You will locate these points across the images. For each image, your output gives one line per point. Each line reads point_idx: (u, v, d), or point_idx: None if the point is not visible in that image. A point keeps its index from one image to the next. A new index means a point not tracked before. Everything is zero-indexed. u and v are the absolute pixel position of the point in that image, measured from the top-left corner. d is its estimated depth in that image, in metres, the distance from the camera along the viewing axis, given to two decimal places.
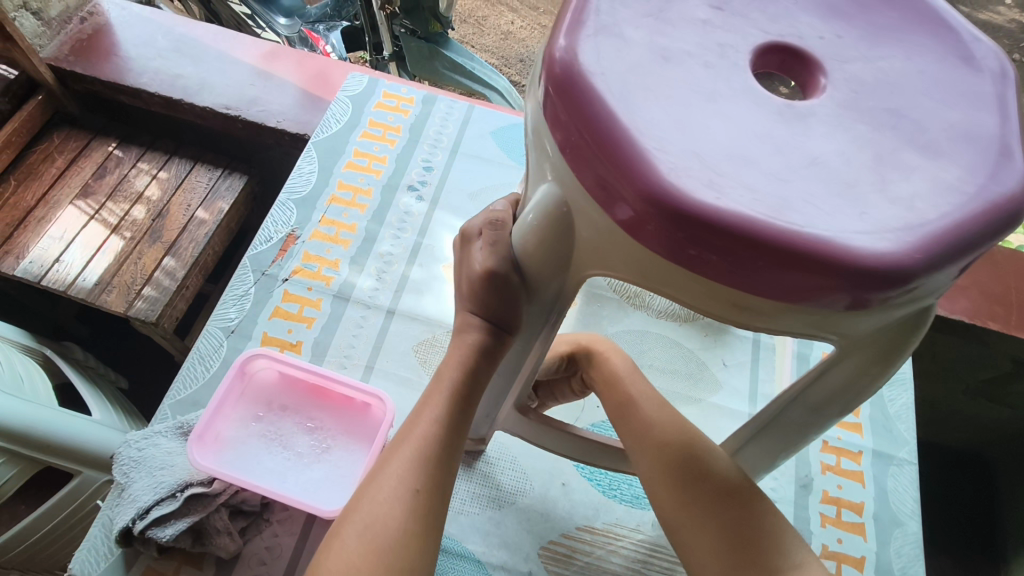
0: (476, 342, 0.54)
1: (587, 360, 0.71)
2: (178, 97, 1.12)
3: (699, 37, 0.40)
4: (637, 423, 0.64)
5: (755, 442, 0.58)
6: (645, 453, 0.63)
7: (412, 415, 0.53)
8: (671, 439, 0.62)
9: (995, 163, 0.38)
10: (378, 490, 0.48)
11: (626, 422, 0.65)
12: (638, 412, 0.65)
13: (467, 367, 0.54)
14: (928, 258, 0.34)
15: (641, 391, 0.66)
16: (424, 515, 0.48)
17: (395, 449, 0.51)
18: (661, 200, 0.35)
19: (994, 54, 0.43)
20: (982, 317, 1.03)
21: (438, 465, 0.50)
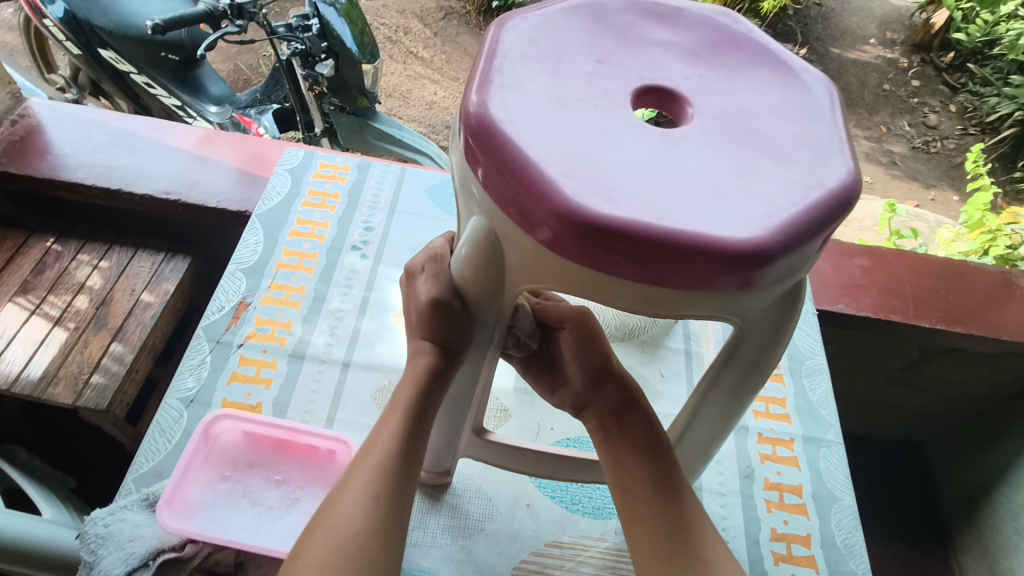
0: (429, 366, 0.59)
1: (621, 407, 0.65)
2: (116, 188, 1.14)
3: (589, 86, 0.49)
4: (640, 494, 0.60)
5: (693, 427, 0.65)
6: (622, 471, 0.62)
7: (372, 433, 0.58)
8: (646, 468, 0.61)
9: (830, 162, 0.47)
10: (343, 496, 0.53)
11: (624, 488, 0.61)
12: (645, 483, 0.60)
13: (420, 388, 0.59)
14: (787, 239, 0.43)
15: (659, 465, 0.61)
16: (388, 516, 0.52)
17: (358, 463, 0.56)
18: (570, 215, 0.42)
19: (822, 81, 0.54)
20: (885, 311, 1.09)
21: (399, 472, 0.55)
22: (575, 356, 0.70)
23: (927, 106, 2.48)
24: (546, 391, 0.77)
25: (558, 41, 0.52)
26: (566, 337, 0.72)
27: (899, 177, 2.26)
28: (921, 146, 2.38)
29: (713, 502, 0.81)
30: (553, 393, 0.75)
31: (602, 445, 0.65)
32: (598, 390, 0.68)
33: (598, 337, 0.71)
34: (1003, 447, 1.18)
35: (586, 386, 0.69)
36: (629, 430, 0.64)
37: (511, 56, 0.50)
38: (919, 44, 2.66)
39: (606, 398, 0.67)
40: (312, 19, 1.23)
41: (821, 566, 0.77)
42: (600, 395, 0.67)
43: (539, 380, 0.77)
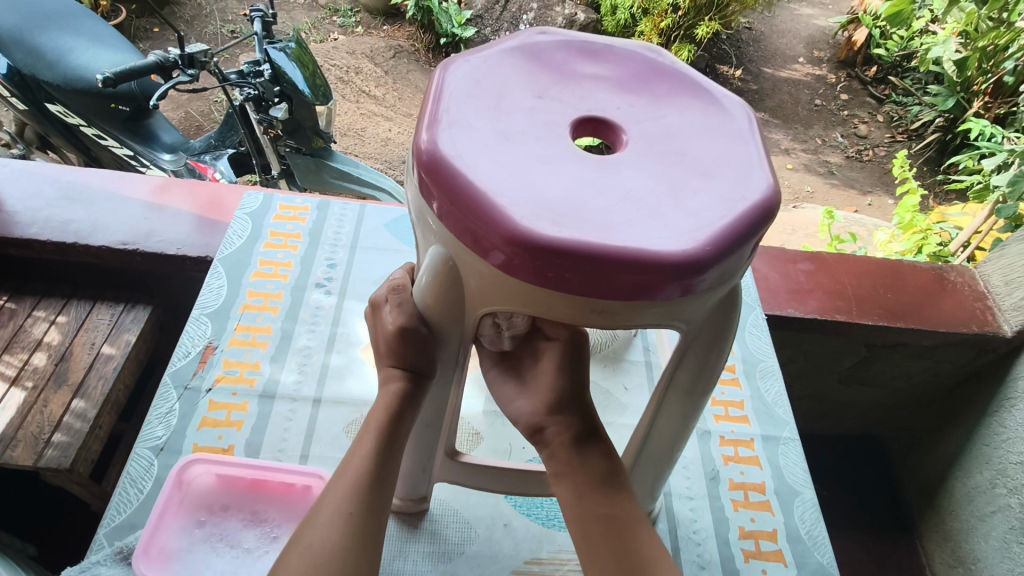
0: (399, 391, 0.61)
1: (580, 438, 0.67)
2: (71, 241, 1.09)
3: (530, 119, 0.53)
4: (594, 520, 0.61)
5: (653, 432, 0.68)
6: (579, 503, 0.63)
7: (346, 457, 0.60)
8: (602, 500, 0.62)
9: (752, 176, 0.52)
10: (318, 517, 0.54)
11: (578, 516, 0.62)
12: (599, 511, 0.62)
13: (390, 412, 0.61)
14: (718, 247, 0.47)
15: (615, 497, 0.63)
16: (362, 535, 0.54)
17: (333, 484, 0.57)
18: (519, 239, 0.46)
19: (741, 105, 0.59)
20: (830, 312, 1.15)
21: (373, 493, 0.57)
22: (551, 374, 0.71)
23: (857, 117, 2.65)
24: (501, 398, 0.74)
25: (499, 80, 0.56)
26: (550, 353, 0.72)
27: (838, 185, 2.39)
28: (855, 155, 2.52)
29: (682, 506, 0.85)
30: (509, 400, 0.73)
31: (560, 475, 0.66)
32: (561, 413, 0.69)
33: (580, 363, 0.72)
34: (955, 434, 1.24)
35: (551, 404, 0.69)
36: (589, 460, 0.65)
37: (457, 96, 0.54)
38: (843, 60, 2.88)
39: (567, 425, 0.68)
40: (264, 65, 1.26)
41: (788, 558, 0.80)
42: (564, 417, 0.68)
43: (501, 383, 0.75)
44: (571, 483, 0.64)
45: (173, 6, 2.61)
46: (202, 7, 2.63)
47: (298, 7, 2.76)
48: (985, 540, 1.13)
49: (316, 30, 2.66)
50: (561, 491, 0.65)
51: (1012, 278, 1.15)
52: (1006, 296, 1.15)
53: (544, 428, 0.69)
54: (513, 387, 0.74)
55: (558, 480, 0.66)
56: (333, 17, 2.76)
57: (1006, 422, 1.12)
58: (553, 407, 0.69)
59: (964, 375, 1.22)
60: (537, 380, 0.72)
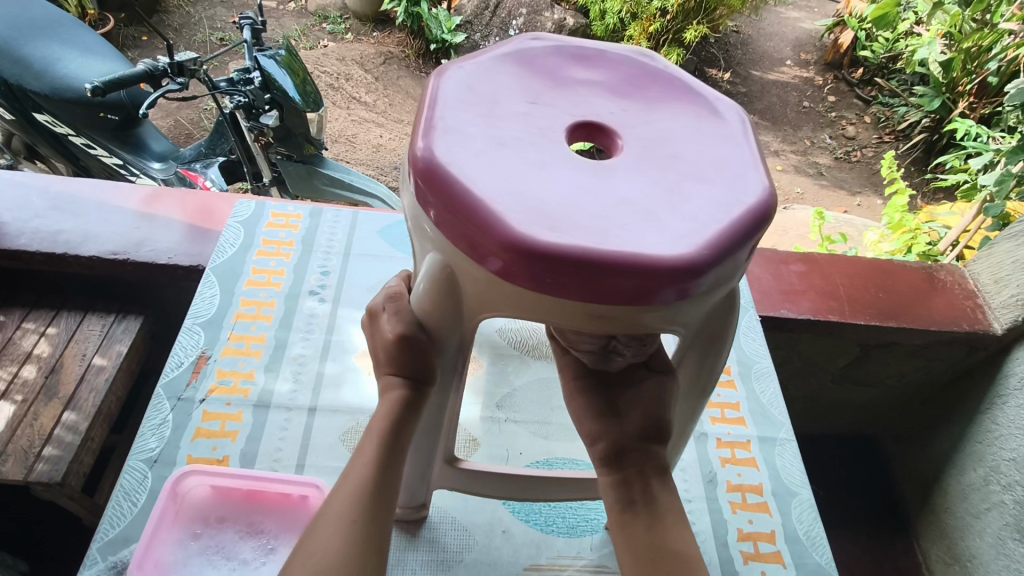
0: (401, 398, 0.60)
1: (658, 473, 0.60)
2: (60, 252, 1.08)
3: (524, 125, 0.53)
4: (667, 560, 0.54)
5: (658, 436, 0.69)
6: (640, 539, 0.56)
7: (349, 465, 0.59)
8: (667, 539, 0.56)
9: (746, 179, 0.52)
10: (321, 526, 0.54)
11: (650, 555, 0.55)
12: (664, 549, 0.55)
13: (393, 418, 0.60)
14: (715, 251, 0.47)
15: (684, 538, 0.56)
16: (367, 543, 0.54)
17: (336, 492, 0.57)
18: (516, 244, 0.45)
19: (733, 108, 0.59)
20: (824, 312, 1.15)
21: (377, 500, 0.56)
22: (650, 408, 0.60)
23: (844, 119, 2.68)
24: (582, 411, 0.63)
25: (493, 86, 0.56)
26: (653, 383, 0.60)
27: (827, 186, 2.40)
28: (843, 156, 2.54)
29: None
30: (588, 420, 0.62)
31: (626, 508, 0.58)
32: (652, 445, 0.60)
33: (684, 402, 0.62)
34: (948, 431, 1.25)
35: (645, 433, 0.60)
36: (664, 501, 0.58)
37: (451, 103, 0.54)
38: (830, 63, 2.90)
39: (651, 458, 0.60)
40: (254, 72, 1.27)
41: (787, 559, 0.80)
42: (650, 449, 0.60)
43: (584, 396, 0.64)
44: (632, 516, 0.57)
45: (161, 14, 2.60)
46: (191, 15, 2.62)
47: (287, 15, 2.76)
48: (980, 537, 1.13)
49: (305, 37, 2.66)
50: (627, 526, 0.57)
51: (1001, 277, 1.15)
52: (997, 294, 1.16)
53: (627, 453, 0.60)
54: (595, 405, 0.63)
55: (626, 514, 0.57)
56: (322, 24, 2.76)
57: (1000, 419, 1.13)
58: (643, 437, 0.60)
59: (956, 373, 1.23)
60: (629, 407, 0.61)
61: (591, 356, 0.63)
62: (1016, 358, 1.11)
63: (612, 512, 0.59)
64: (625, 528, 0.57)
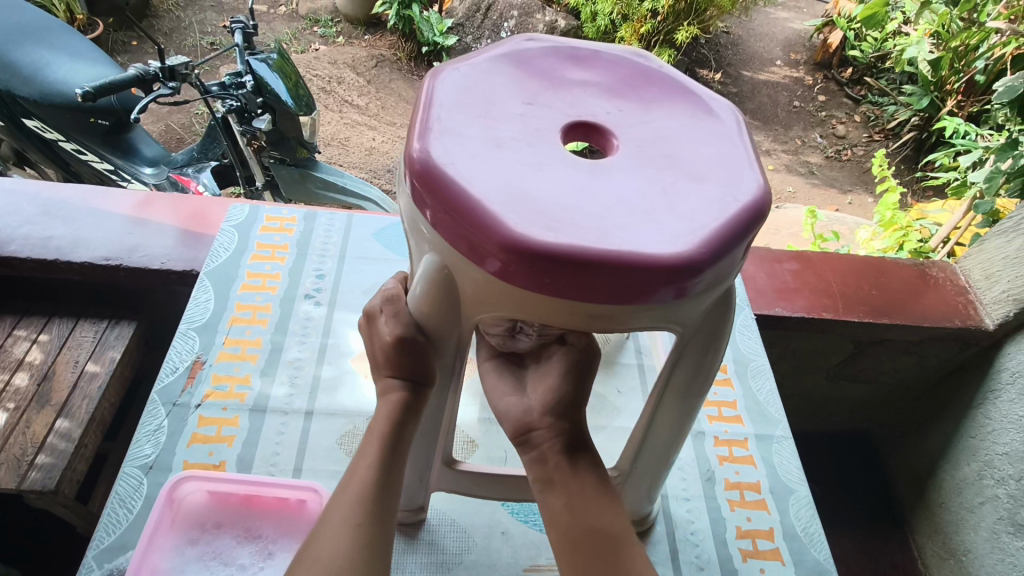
0: (400, 400, 0.60)
1: (570, 447, 0.62)
2: (52, 258, 1.06)
3: (520, 126, 0.53)
4: (584, 536, 0.57)
5: (652, 435, 0.69)
6: (562, 514, 0.59)
7: (350, 467, 0.59)
8: (587, 512, 0.58)
9: (742, 178, 0.52)
10: (325, 529, 0.54)
11: (569, 533, 0.58)
12: (584, 524, 0.58)
13: (394, 422, 0.60)
14: (713, 249, 0.47)
15: (605, 510, 0.59)
16: (370, 545, 0.54)
17: (338, 495, 0.56)
18: (515, 245, 0.45)
19: (728, 107, 0.60)
20: (818, 310, 1.16)
21: (378, 503, 0.56)
22: (552, 381, 0.64)
23: (835, 118, 2.70)
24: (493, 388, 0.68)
25: (488, 87, 0.56)
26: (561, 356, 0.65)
27: (819, 185, 2.42)
28: (834, 155, 2.56)
29: (679, 508, 0.85)
30: (501, 396, 0.67)
31: (546, 487, 0.61)
32: (554, 416, 0.63)
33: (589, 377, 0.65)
34: (942, 427, 1.26)
35: (547, 405, 0.63)
36: (579, 477, 0.60)
37: (447, 104, 0.54)
38: (819, 63, 2.92)
39: (559, 431, 0.62)
40: (246, 76, 1.26)
41: (785, 556, 0.80)
42: (558, 422, 0.63)
43: (497, 374, 0.68)
44: (554, 493, 0.60)
45: (151, 19, 2.59)
46: (181, 19, 2.61)
47: (279, 19, 2.75)
48: (974, 532, 1.14)
49: (297, 41, 2.65)
50: (548, 505, 0.60)
51: (992, 273, 1.16)
52: (988, 290, 1.16)
53: (533, 430, 0.63)
54: (509, 382, 0.67)
55: (545, 492, 0.61)
56: (314, 28, 2.75)
57: (992, 413, 1.14)
58: (548, 412, 0.63)
59: (949, 369, 1.24)
60: (536, 383, 0.66)
61: (501, 340, 0.68)
62: (1008, 353, 1.12)
63: (537, 491, 0.62)
64: (547, 508, 0.60)
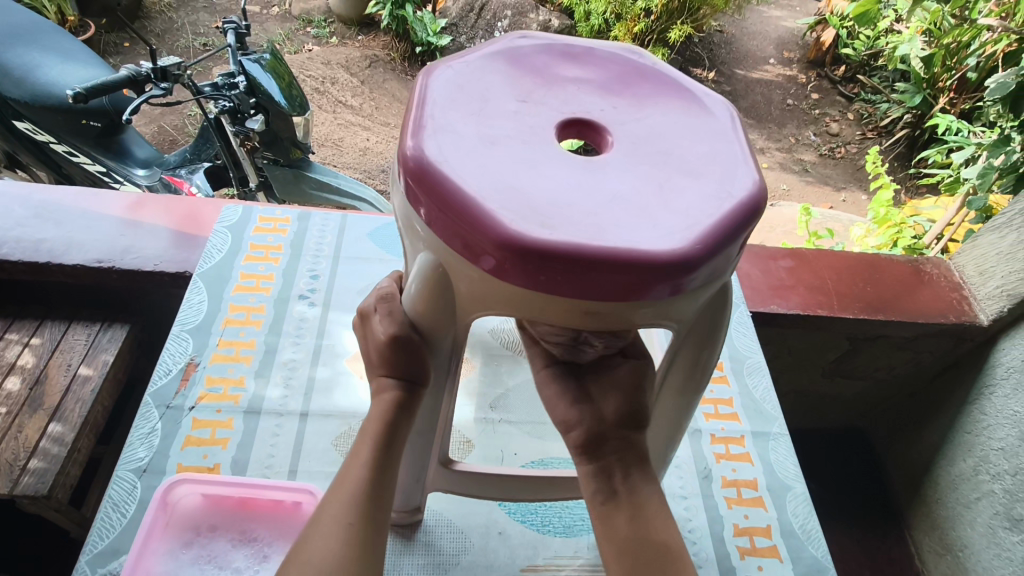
0: (394, 400, 0.60)
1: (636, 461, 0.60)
2: (43, 261, 1.05)
3: (514, 123, 0.53)
4: (649, 552, 0.55)
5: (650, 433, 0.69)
6: (623, 528, 0.56)
7: (344, 467, 0.58)
8: (650, 529, 0.56)
9: (737, 174, 0.52)
10: (317, 530, 0.53)
11: (634, 548, 0.55)
12: (647, 541, 0.55)
13: (388, 421, 0.59)
14: (708, 246, 0.47)
15: (667, 529, 0.57)
16: (363, 546, 0.53)
17: (331, 496, 0.56)
18: (509, 243, 0.45)
19: (722, 104, 0.60)
20: (813, 307, 1.16)
21: (372, 504, 0.55)
22: (626, 391, 0.62)
23: (828, 116, 2.71)
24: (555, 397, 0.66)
25: (482, 85, 0.56)
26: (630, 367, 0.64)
27: (813, 183, 2.43)
28: (828, 153, 2.57)
29: (676, 506, 0.85)
30: (567, 404, 0.64)
31: (607, 499, 0.58)
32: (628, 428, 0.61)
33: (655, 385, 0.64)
34: (937, 423, 1.26)
35: (621, 414, 0.61)
36: (644, 492, 0.58)
37: (440, 102, 0.53)
38: (812, 61, 2.93)
39: (629, 444, 0.60)
40: (239, 76, 1.25)
41: (783, 553, 0.80)
42: (629, 435, 0.61)
43: (559, 382, 0.67)
44: (618, 506, 0.57)
45: (144, 20, 2.58)
46: (173, 20, 2.60)
47: (271, 19, 2.74)
48: (971, 527, 1.14)
49: (290, 41, 2.64)
50: (609, 517, 0.57)
51: (986, 269, 1.16)
52: (981, 285, 1.16)
53: (604, 438, 0.60)
54: (571, 393, 0.65)
55: (609, 504, 0.57)
56: (307, 28, 2.74)
57: (987, 409, 1.14)
58: (620, 424, 0.61)
59: (944, 365, 1.24)
60: (603, 393, 0.64)
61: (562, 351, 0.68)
62: (1002, 348, 1.13)
63: (595, 501, 0.58)
64: (607, 521, 0.57)
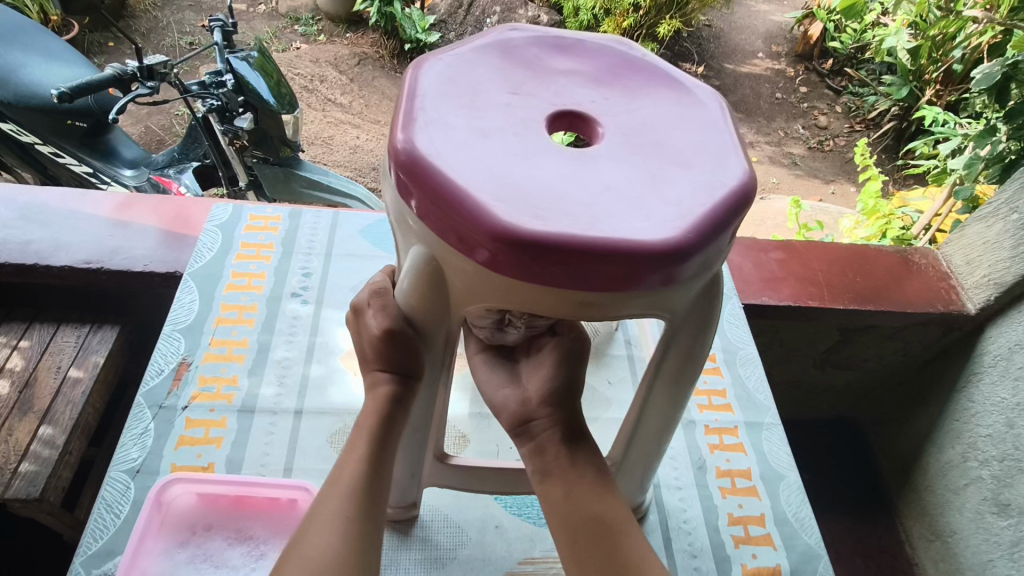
0: (388, 394, 0.60)
1: (569, 435, 0.62)
2: (31, 263, 1.04)
3: (506, 115, 0.53)
4: (584, 525, 0.58)
5: (644, 420, 0.69)
6: (561, 503, 0.59)
7: (339, 460, 0.58)
8: (588, 500, 0.59)
9: (728, 164, 0.52)
10: (315, 525, 0.53)
11: (567, 523, 0.58)
12: (585, 511, 0.58)
13: (383, 416, 0.59)
14: (701, 234, 0.47)
15: (604, 498, 0.59)
16: (361, 539, 0.53)
17: (328, 491, 0.56)
18: (502, 235, 0.45)
19: (713, 95, 0.60)
20: (804, 298, 1.17)
21: (369, 496, 0.56)
22: (549, 368, 0.65)
23: (817, 109, 2.72)
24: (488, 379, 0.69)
25: (473, 77, 0.56)
26: (551, 346, 0.67)
27: (802, 176, 2.45)
28: (817, 146, 2.59)
29: (671, 497, 0.85)
30: (495, 388, 0.68)
31: (543, 478, 0.61)
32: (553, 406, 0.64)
33: (578, 361, 0.66)
34: (927, 410, 1.27)
35: (543, 395, 0.64)
36: (578, 468, 0.61)
37: (432, 95, 0.53)
38: (800, 54, 2.95)
39: (557, 420, 0.63)
40: (226, 75, 1.25)
41: (777, 541, 0.81)
42: (557, 411, 0.63)
43: (489, 366, 0.69)
44: (554, 484, 0.60)
45: (129, 19, 2.56)
46: (159, 19, 2.57)
47: (258, 17, 2.72)
48: (960, 512, 1.16)
49: (278, 40, 2.63)
50: (547, 494, 0.60)
51: (973, 257, 1.17)
52: (969, 275, 1.17)
53: (532, 419, 0.64)
54: (502, 375, 0.68)
55: (545, 482, 0.61)
56: (294, 26, 2.73)
57: (975, 396, 1.15)
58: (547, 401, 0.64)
59: (933, 353, 1.26)
60: (530, 373, 0.67)
61: (489, 333, 0.68)
62: (990, 337, 1.14)
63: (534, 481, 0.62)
64: (544, 498, 0.60)
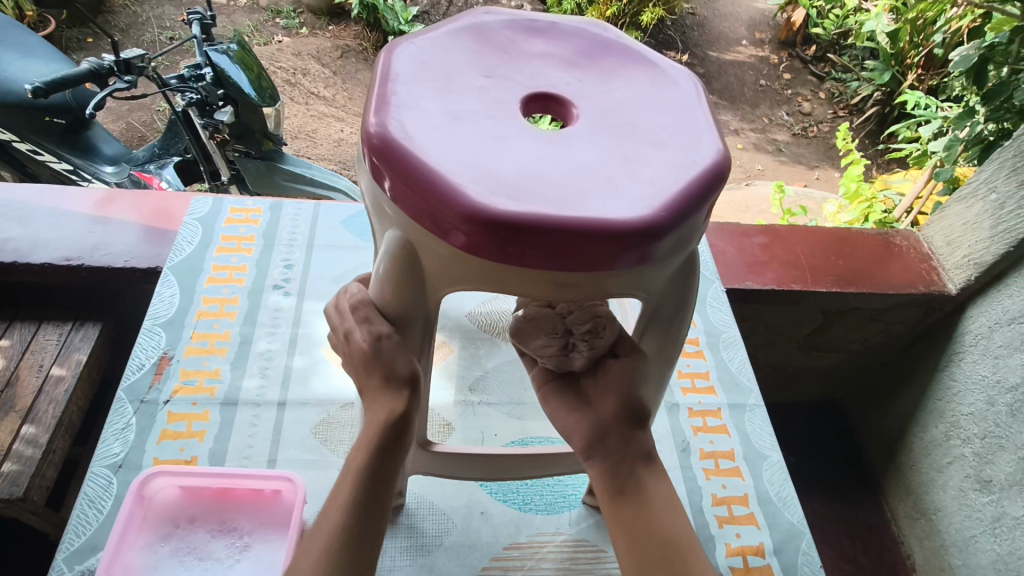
0: (379, 423, 0.57)
1: (642, 458, 0.60)
2: (9, 261, 1.03)
3: (479, 98, 0.53)
4: (655, 546, 0.55)
5: None
6: (631, 524, 0.56)
7: (327, 501, 0.56)
8: (661, 522, 0.56)
9: (701, 143, 0.53)
10: None
11: (639, 543, 0.55)
12: (656, 533, 0.55)
13: (371, 453, 0.56)
14: (675, 212, 0.48)
15: (675, 520, 0.56)
16: None
17: (310, 539, 0.53)
18: (476, 216, 0.45)
19: (686, 75, 0.60)
20: (787, 282, 1.17)
21: (350, 547, 0.53)
22: (626, 392, 0.61)
23: (800, 95, 2.73)
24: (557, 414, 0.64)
25: (446, 61, 0.56)
26: (620, 366, 0.62)
27: (787, 162, 2.46)
28: (801, 133, 2.60)
29: None
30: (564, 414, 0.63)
31: (615, 498, 0.58)
32: (636, 429, 0.61)
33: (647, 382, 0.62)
34: (909, 390, 1.29)
35: (625, 417, 0.61)
36: (651, 489, 0.58)
37: (404, 78, 0.53)
38: (783, 41, 2.95)
39: (638, 444, 0.60)
40: (205, 68, 1.23)
41: (760, 520, 0.82)
42: (631, 432, 0.61)
43: (559, 397, 0.64)
44: (624, 503, 0.57)
45: (106, 15, 2.52)
46: (138, 14, 2.54)
47: (239, 11, 2.69)
48: (943, 490, 1.17)
49: (259, 33, 2.60)
50: (618, 514, 0.57)
51: (953, 238, 1.18)
52: (950, 255, 1.19)
53: (608, 438, 0.60)
54: (569, 403, 0.63)
55: (617, 502, 0.58)
56: (276, 19, 2.70)
57: (957, 375, 1.16)
58: (625, 422, 0.61)
59: (915, 335, 1.27)
60: (601, 396, 0.62)
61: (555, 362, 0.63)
62: (970, 316, 1.15)
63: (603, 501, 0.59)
64: (614, 517, 0.57)
